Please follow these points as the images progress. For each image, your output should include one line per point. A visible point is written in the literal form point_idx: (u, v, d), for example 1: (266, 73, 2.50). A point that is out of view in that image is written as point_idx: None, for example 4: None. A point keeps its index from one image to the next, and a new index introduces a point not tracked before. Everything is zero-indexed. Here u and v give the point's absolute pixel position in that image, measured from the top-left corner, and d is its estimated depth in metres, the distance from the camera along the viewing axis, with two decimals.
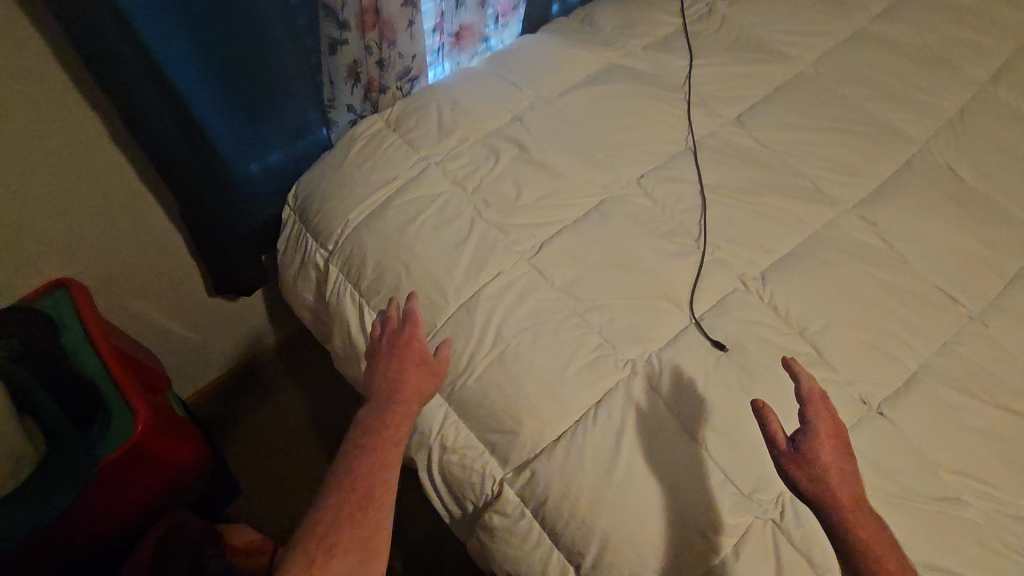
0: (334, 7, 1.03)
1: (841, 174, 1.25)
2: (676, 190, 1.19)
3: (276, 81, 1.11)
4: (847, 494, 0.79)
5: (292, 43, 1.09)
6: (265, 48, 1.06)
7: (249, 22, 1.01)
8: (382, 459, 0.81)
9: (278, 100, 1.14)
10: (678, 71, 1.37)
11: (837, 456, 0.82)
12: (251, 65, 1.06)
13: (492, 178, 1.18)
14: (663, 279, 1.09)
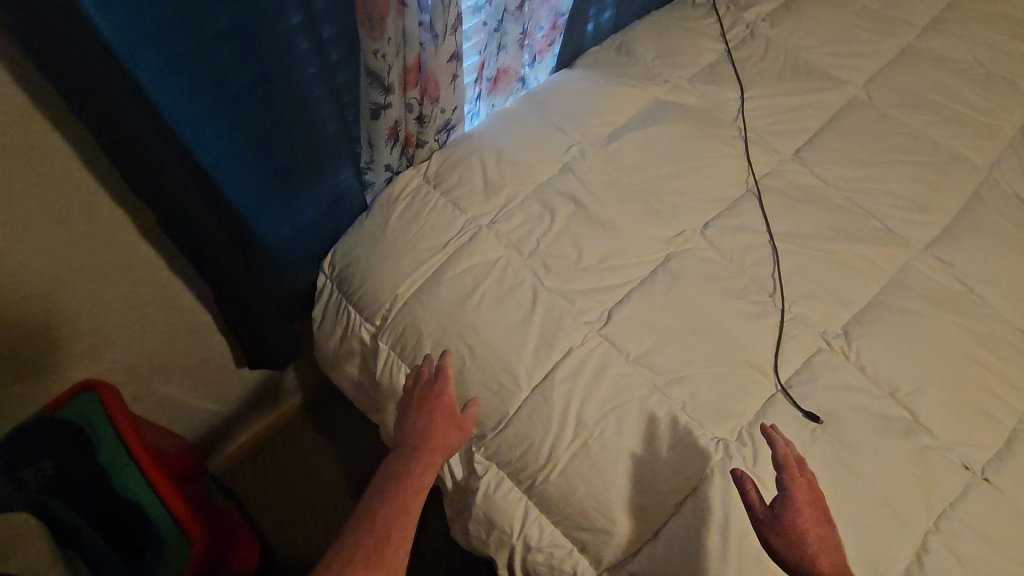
0: (380, 72, 0.94)
1: (910, 211, 1.18)
2: (744, 240, 1.12)
3: (317, 150, 1.01)
4: (828, 564, 0.75)
5: (334, 106, 0.99)
6: (305, 117, 0.94)
7: (292, 94, 0.90)
8: (403, 503, 0.77)
9: (318, 168, 1.04)
10: (729, 105, 1.29)
11: (817, 523, 0.79)
12: (290, 137, 0.95)
13: (550, 238, 1.09)
14: (744, 344, 1.02)
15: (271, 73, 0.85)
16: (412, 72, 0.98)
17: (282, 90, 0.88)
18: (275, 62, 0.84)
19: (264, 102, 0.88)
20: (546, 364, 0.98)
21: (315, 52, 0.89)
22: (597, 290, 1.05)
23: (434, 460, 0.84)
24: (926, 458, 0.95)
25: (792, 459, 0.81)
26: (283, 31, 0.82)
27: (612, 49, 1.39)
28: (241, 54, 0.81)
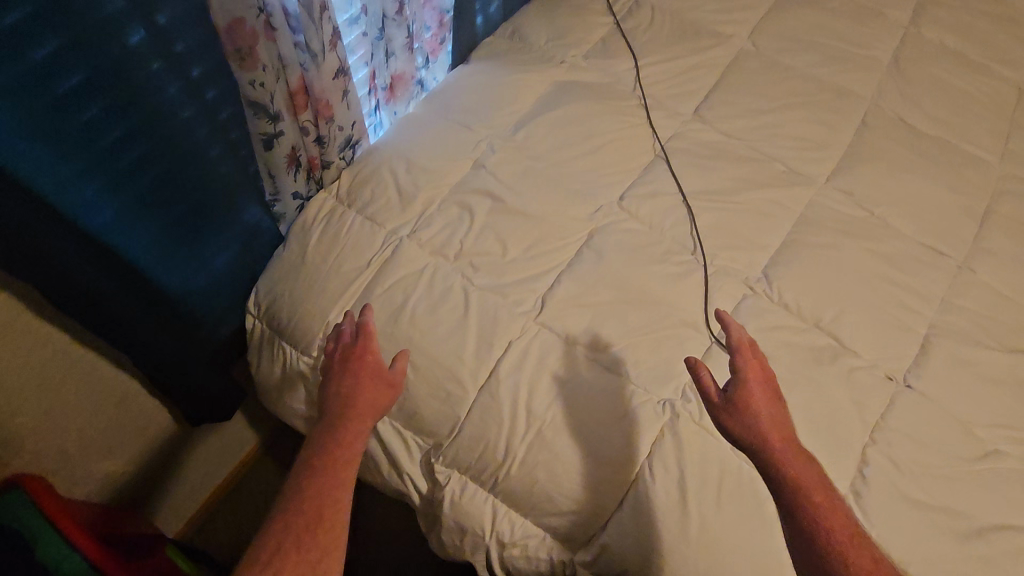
0: (263, 102, 0.90)
1: (808, 149, 1.23)
2: (660, 205, 1.15)
3: (213, 188, 0.98)
4: (777, 436, 0.82)
5: (221, 142, 0.96)
6: (190, 160, 0.91)
7: (172, 137, 0.87)
8: (335, 476, 0.76)
9: (218, 209, 1.01)
10: (626, 75, 1.31)
11: (768, 401, 0.86)
12: (182, 182, 0.92)
13: (473, 238, 1.09)
14: (675, 304, 1.04)
15: (144, 121, 0.82)
16: (298, 94, 0.95)
17: (160, 136, 0.85)
18: (145, 109, 0.82)
19: (142, 152, 0.84)
20: (490, 363, 0.98)
21: (185, 93, 0.86)
22: (526, 280, 1.06)
23: (361, 427, 0.83)
24: (855, 378, 0.99)
25: (745, 343, 0.89)
26: (145, 78, 0.79)
27: (506, 38, 1.39)
28: (105, 108, 0.77)
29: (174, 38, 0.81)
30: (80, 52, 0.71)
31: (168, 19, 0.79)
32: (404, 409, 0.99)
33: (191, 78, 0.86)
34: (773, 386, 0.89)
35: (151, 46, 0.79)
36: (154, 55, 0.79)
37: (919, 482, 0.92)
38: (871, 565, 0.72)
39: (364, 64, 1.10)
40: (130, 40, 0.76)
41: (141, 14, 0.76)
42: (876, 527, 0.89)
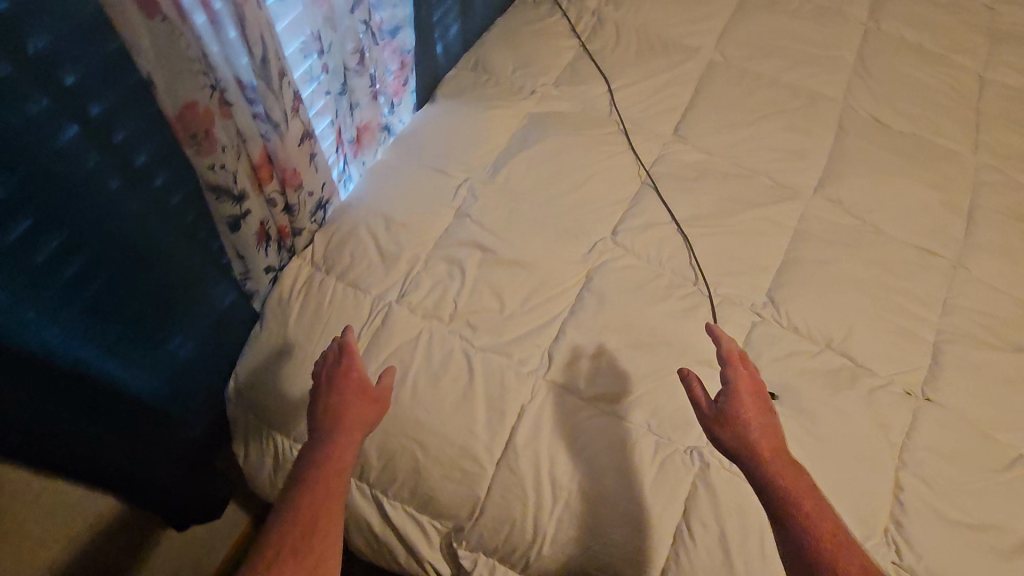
0: (227, 184, 0.80)
1: (792, 161, 1.21)
2: (654, 236, 1.10)
3: (171, 276, 0.88)
4: (767, 447, 0.78)
5: (175, 228, 0.86)
6: (142, 255, 0.82)
7: (119, 231, 0.77)
8: (326, 485, 0.73)
9: (178, 297, 0.91)
10: (600, 100, 1.25)
11: (760, 410, 0.83)
12: (134, 277, 0.82)
13: (466, 296, 1.02)
14: (687, 343, 1.00)
15: (85, 221, 0.72)
16: (264, 165, 0.86)
17: (103, 235, 0.75)
18: (84, 209, 0.71)
19: (88, 257, 0.74)
20: (504, 433, 0.92)
21: (131, 185, 0.77)
22: (526, 335, 0.99)
23: (352, 437, 0.79)
24: (876, 398, 0.97)
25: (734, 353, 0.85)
26: (81, 180, 0.69)
27: (471, 70, 1.32)
28: (39, 218, 0.66)
29: (112, 126, 0.71)
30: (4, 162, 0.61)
31: (103, 108, 0.69)
32: (417, 494, 0.92)
33: (137, 168, 0.77)
34: (765, 396, 0.85)
35: (86, 139, 0.68)
36: (89, 148, 0.69)
37: (954, 500, 0.90)
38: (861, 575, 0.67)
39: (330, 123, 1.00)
40: (60, 137, 0.65)
41: (71, 107, 0.65)
42: (921, 557, 0.86)
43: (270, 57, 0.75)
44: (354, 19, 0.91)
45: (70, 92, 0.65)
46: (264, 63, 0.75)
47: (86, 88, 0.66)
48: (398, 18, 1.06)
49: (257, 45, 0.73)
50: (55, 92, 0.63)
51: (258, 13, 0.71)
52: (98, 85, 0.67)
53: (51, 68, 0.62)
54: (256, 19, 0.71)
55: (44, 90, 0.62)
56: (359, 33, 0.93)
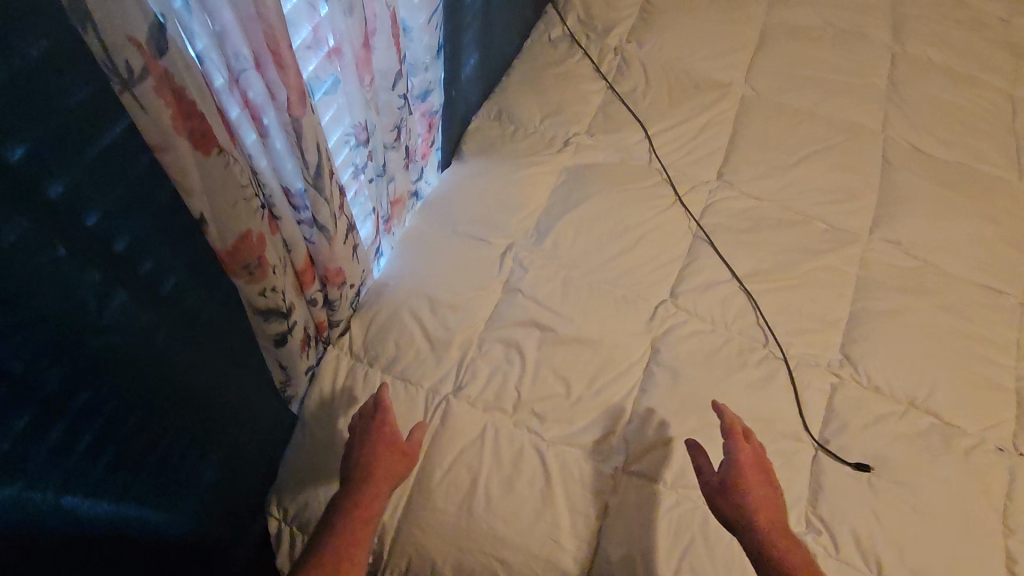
0: (277, 305, 0.70)
1: (843, 201, 1.16)
2: (716, 296, 1.04)
3: (202, 404, 0.75)
4: (768, 524, 0.76)
5: (209, 352, 0.73)
6: (190, 387, 0.71)
7: (148, 375, 0.63)
8: (353, 535, 0.73)
9: (207, 424, 0.78)
10: (638, 147, 1.18)
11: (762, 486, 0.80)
12: (163, 418, 0.69)
13: (529, 383, 0.94)
14: (769, 416, 0.94)
15: (112, 375, 0.58)
16: (306, 270, 0.76)
17: (132, 383, 0.62)
18: (110, 363, 0.58)
19: (141, 405, 0.64)
20: (592, 539, 0.84)
21: (178, 318, 0.66)
22: (598, 421, 0.92)
23: (375, 494, 0.77)
24: (972, 461, 0.92)
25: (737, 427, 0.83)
26: (134, 327, 0.59)
27: (496, 121, 1.24)
28: (61, 387, 0.53)
29: (138, 260, 0.57)
30: (14, 334, 0.47)
31: (128, 241, 0.55)
32: None
33: (167, 299, 0.64)
34: (765, 471, 0.82)
35: (111, 281, 0.55)
36: (115, 292, 0.55)
37: None
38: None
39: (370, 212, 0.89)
40: (81, 287, 0.52)
41: (94, 250, 0.52)
42: None
43: (323, 164, 0.65)
44: (394, 95, 0.81)
45: (93, 234, 0.51)
46: (317, 171, 0.65)
47: (110, 224, 0.52)
48: (429, 82, 0.96)
49: (311, 155, 0.62)
50: (75, 237, 0.49)
51: (312, 119, 0.61)
52: (124, 216, 0.53)
53: (69, 211, 0.48)
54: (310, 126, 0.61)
55: (62, 238, 0.48)
56: (398, 110, 0.84)
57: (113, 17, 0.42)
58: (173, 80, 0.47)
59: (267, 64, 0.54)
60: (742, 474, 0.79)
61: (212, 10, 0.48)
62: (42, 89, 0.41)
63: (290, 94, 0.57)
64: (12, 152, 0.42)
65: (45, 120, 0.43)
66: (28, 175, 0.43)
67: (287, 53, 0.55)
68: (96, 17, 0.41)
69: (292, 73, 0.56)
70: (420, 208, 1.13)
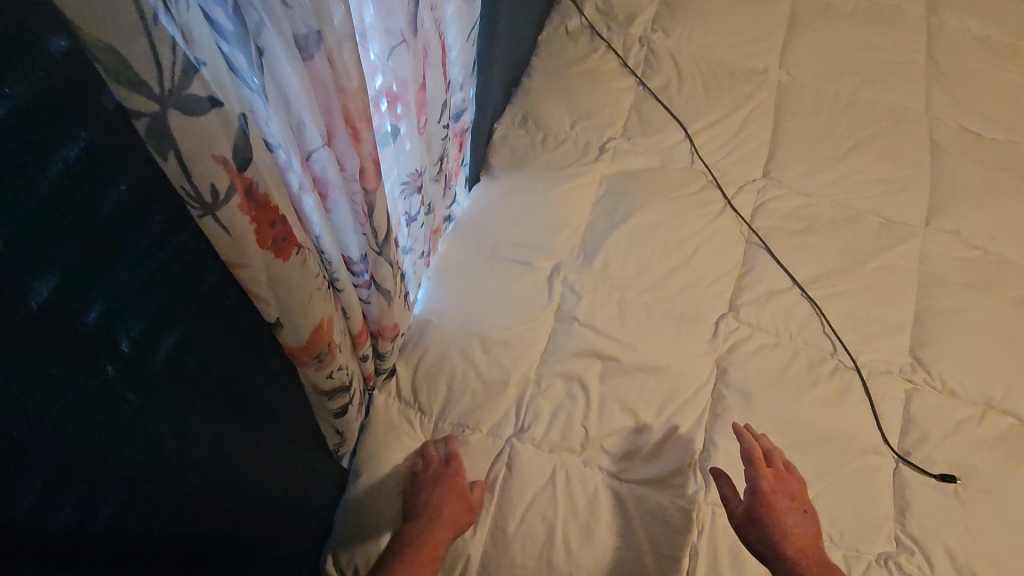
0: (342, 382, 0.64)
1: (896, 191, 1.10)
2: (778, 306, 0.99)
3: (259, 492, 0.65)
4: (796, 551, 0.73)
5: (265, 435, 0.63)
6: (259, 471, 0.64)
7: (204, 484, 0.53)
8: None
9: (267, 509, 0.68)
10: (678, 149, 1.12)
11: (795, 512, 0.77)
12: (221, 522, 0.59)
13: (596, 418, 0.88)
14: (846, 431, 0.90)
15: (168, 497, 0.48)
16: (363, 334, 0.70)
17: (189, 499, 0.52)
18: (164, 485, 0.48)
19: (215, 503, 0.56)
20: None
21: (244, 411, 0.57)
22: (671, 454, 0.87)
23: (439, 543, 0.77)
24: None
25: (758, 451, 0.81)
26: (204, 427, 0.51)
27: (524, 128, 1.16)
28: (112, 532, 0.43)
29: (194, 357, 0.47)
30: (78, 473, 0.38)
31: (179, 344, 0.45)
32: None
33: (233, 389, 0.54)
34: (800, 496, 0.79)
35: (161, 393, 0.45)
36: (165, 404, 0.45)
37: None
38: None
39: (416, 253, 0.81)
40: (130, 412, 0.42)
41: (140, 366, 0.42)
42: None
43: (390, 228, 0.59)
44: (440, 125, 0.74)
45: (149, 344, 0.42)
46: (384, 238, 0.59)
47: (157, 330, 0.42)
48: (465, 101, 0.88)
49: (380, 222, 0.57)
50: (120, 357, 0.39)
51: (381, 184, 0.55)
52: (172, 317, 0.43)
53: (111, 329, 0.38)
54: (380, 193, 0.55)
55: (105, 362, 0.38)
56: (443, 140, 0.76)
57: (200, 138, 0.35)
58: (256, 188, 0.40)
59: (338, 136, 0.47)
60: (767, 500, 0.77)
61: (287, 94, 0.41)
62: (78, 202, 0.33)
63: (363, 166, 0.51)
64: (42, 284, 0.32)
65: (81, 235, 0.34)
66: (89, 288, 0.35)
67: (364, 124, 0.48)
68: (180, 143, 0.34)
69: (367, 143, 0.50)
70: (453, 230, 1.06)
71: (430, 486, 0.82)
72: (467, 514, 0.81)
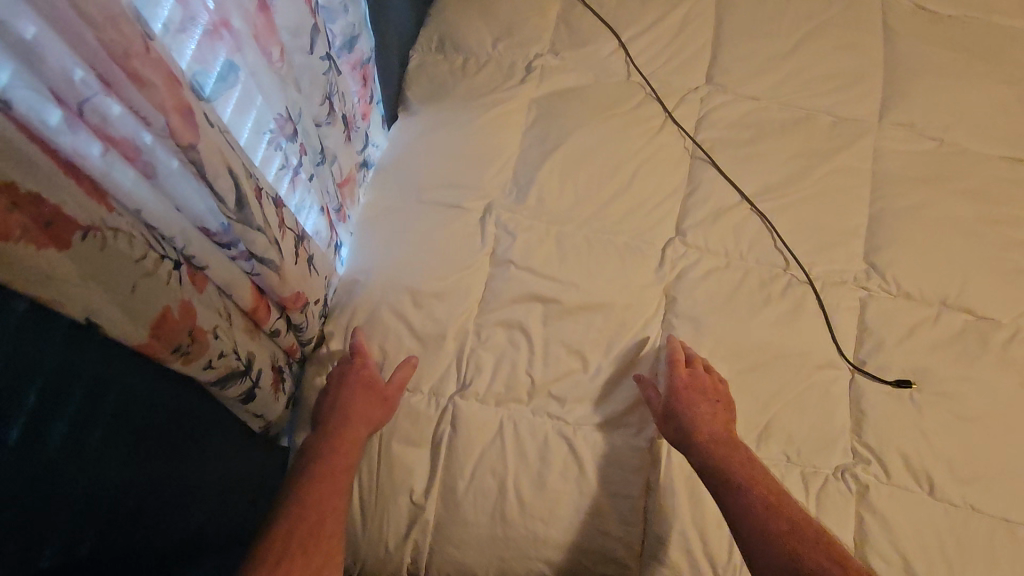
0: (232, 366, 0.57)
1: (849, 86, 1.02)
2: (727, 225, 0.92)
3: (176, 496, 0.60)
4: (707, 436, 0.75)
5: (162, 437, 0.56)
6: (162, 470, 0.57)
7: (84, 509, 0.48)
8: (327, 484, 0.71)
9: (189, 504, 0.63)
10: (612, 61, 1.01)
11: (710, 405, 0.78)
12: (129, 537, 0.54)
13: (541, 365, 0.83)
14: (802, 348, 0.87)
15: (22, 536, 0.42)
16: (259, 306, 0.62)
17: (63, 530, 0.46)
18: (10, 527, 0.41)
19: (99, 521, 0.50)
20: (640, 519, 0.78)
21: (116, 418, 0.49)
22: (622, 393, 0.83)
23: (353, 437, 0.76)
24: (1013, 355, 0.86)
25: (679, 355, 0.82)
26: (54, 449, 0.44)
27: (441, 53, 1.03)
28: None
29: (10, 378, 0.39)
30: None
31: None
32: None
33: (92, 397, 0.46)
34: (721, 393, 0.80)
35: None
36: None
37: None
38: (797, 539, 0.63)
39: (318, 209, 0.73)
40: None
41: None
42: None
43: (245, 188, 0.50)
44: (318, 57, 0.63)
45: None
46: (240, 201, 0.50)
47: None
48: (353, 25, 0.76)
49: (227, 184, 0.47)
50: None
51: (216, 134, 0.46)
52: None
53: None
54: (215, 147, 0.45)
55: None
56: (327, 74, 0.66)
57: None
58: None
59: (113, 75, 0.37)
60: (683, 395, 0.78)
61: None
62: None
63: (167, 112, 0.41)
64: None
65: None
66: None
67: (149, 59, 0.38)
68: None
69: (165, 84, 0.40)
70: (374, 177, 0.96)
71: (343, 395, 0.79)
72: (382, 409, 0.79)
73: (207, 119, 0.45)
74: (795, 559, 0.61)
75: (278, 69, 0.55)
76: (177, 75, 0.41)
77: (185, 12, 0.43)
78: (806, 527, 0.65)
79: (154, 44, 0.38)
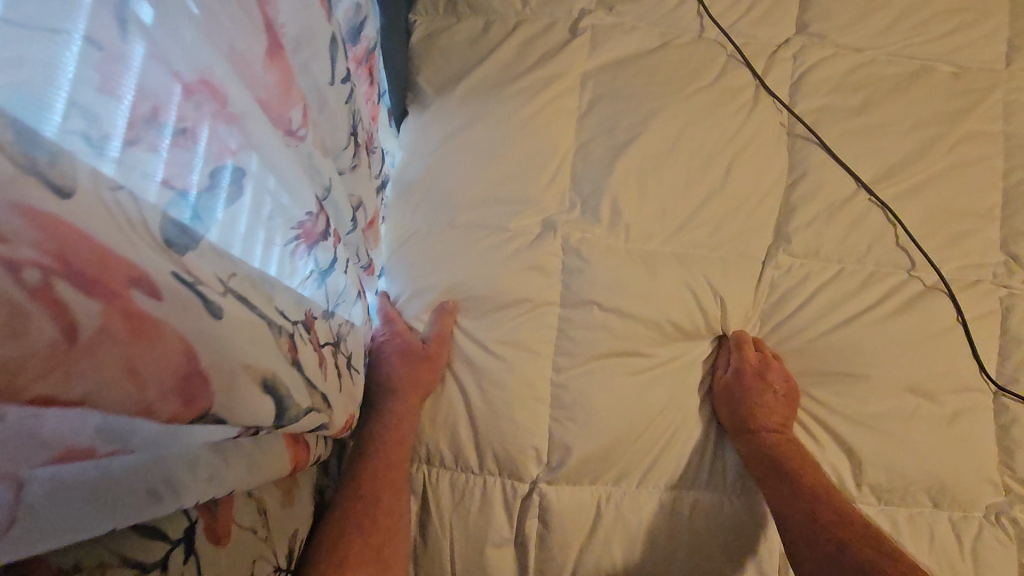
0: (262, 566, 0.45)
1: (972, 22, 0.81)
2: (843, 224, 0.74)
3: None
4: (762, 424, 0.68)
5: None
6: None
7: None
8: (386, 464, 0.64)
9: None
10: (680, 13, 0.78)
11: (773, 394, 0.69)
12: None
13: (638, 427, 0.68)
14: (942, 370, 0.72)
15: None
16: (297, 450, 0.47)
17: None
18: None
19: None
20: None
21: None
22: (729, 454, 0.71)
23: (408, 411, 0.66)
24: None
25: (745, 341, 0.71)
26: None
27: (455, 17, 0.79)
28: None
29: None
30: None
31: None
32: None
33: None
34: (783, 381, 0.70)
35: None
36: None
37: None
38: (844, 525, 0.60)
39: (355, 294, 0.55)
40: None
41: None
42: None
43: (282, 378, 0.34)
44: (340, 80, 0.44)
45: None
46: (279, 406, 0.34)
47: None
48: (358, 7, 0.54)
49: (260, 399, 0.31)
50: None
51: (228, 323, 0.30)
52: None
53: None
54: (235, 358, 0.29)
55: None
56: (349, 100, 0.47)
57: None
58: None
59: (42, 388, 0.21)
60: (745, 382, 0.68)
61: None
62: None
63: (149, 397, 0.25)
64: None
65: None
66: None
67: (80, 345, 0.22)
68: None
69: (116, 345, 0.23)
70: (395, 197, 0.74)
71: (385, 366, 0.68)
72: (428, 370, 0.67)
73: (207, 312, 0.28)
74: (842, 545, 0.58)
75: (298, 137, 0.39)
76: (133, 296, 0.24)
77: (141, 105, 0.27)
78: (853, 516, 0.61)
79: (71, 290, 0.22)
